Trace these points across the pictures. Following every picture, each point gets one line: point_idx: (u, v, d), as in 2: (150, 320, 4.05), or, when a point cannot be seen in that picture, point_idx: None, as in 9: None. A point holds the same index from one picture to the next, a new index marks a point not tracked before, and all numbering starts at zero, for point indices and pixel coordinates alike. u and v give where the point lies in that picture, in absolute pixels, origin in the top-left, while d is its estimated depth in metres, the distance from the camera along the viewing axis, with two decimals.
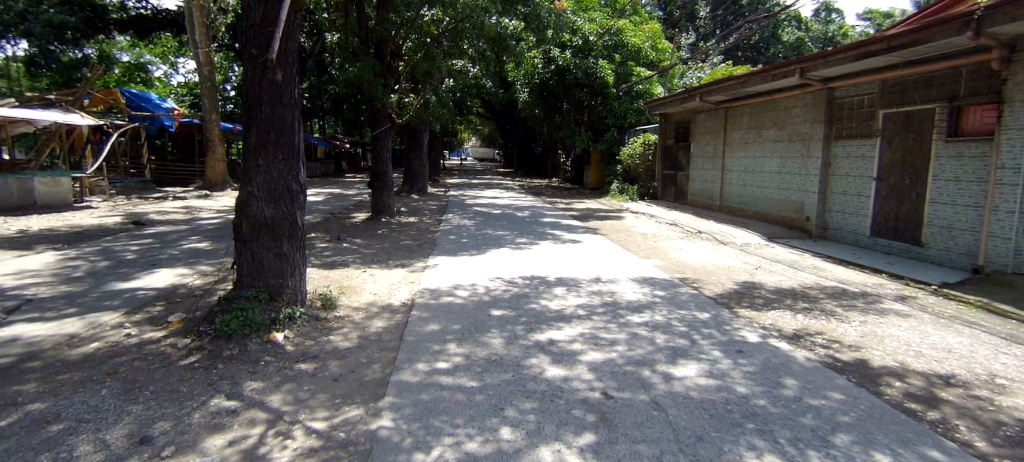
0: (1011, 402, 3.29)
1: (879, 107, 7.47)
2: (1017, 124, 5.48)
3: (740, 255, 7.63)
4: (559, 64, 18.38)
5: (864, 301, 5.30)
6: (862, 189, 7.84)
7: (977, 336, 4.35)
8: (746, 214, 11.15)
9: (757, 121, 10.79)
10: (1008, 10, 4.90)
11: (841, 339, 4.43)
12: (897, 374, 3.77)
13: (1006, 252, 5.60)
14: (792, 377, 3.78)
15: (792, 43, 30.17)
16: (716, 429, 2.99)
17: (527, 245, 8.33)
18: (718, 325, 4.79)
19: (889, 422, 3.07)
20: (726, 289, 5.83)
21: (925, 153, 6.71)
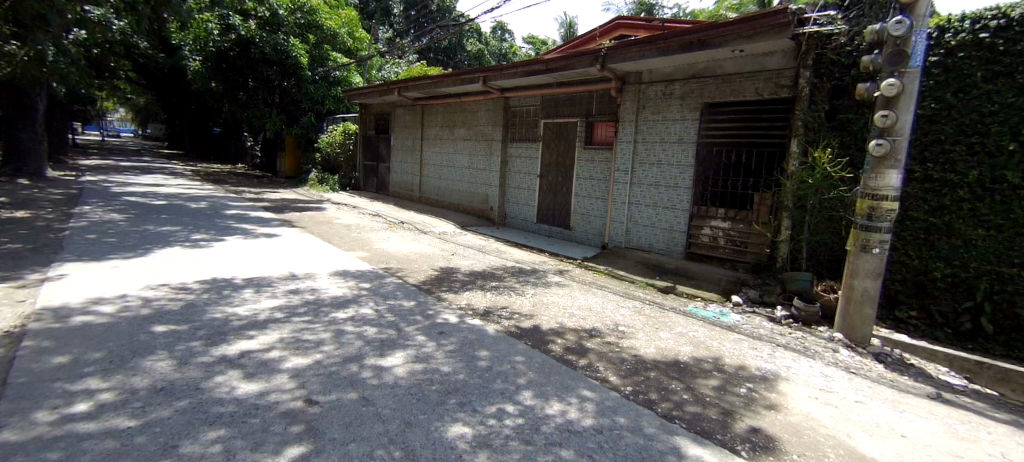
0: (627, 344, 4.61)
1: (541, 118, 9.18)
2: (627, 138, 7.44)
3: (439, 243, 8.29)
4: (241, 34, 16.54)
5: (536, 276, 6.46)
6: (530, 184, 9.54)
7: (606, 295, 5.82)
8: (441, 205, 12.20)
9: (448, 120, 11.90)
10: (620, 52, 6.63)
11: (518, 310, 5.27)
12: (557, 332, 4.78)
13: (621, 232, 7.63)
14: (484, 348, 4.37)
15: (474, 53, 33.68)
16: (422, 412, 3.25)
17: (207, 243, 7.17)
18: (420, 310, 5.08)
19: (556, 376, 3.99)
20: (427, 276, 6.26)
21: (571, 157, 8.57)
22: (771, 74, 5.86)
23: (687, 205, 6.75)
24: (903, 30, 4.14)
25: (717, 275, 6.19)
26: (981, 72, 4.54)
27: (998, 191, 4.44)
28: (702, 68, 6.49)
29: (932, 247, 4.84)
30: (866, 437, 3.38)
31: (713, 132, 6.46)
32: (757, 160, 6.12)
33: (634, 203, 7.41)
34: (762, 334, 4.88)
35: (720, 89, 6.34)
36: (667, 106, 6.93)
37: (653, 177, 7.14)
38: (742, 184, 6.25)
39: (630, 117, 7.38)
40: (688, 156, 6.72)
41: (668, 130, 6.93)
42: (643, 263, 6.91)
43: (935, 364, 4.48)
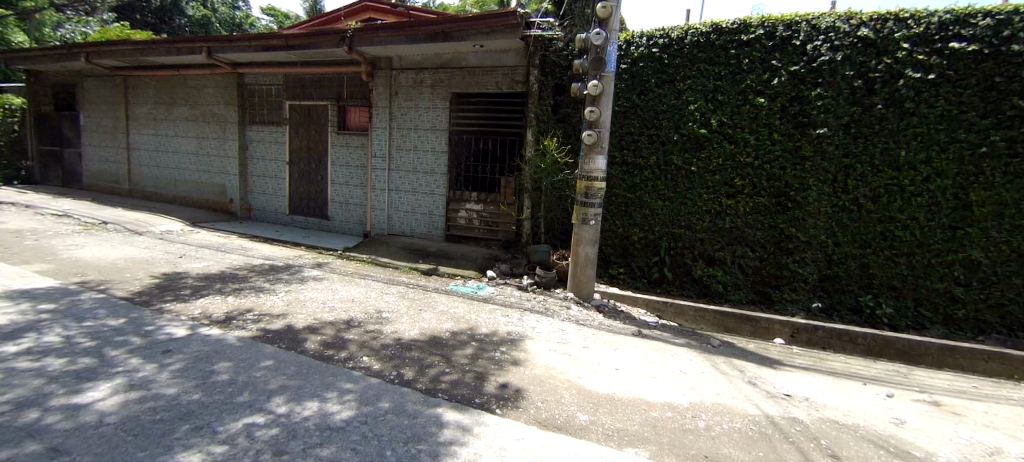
0: (389, 329, 4.72)
1: (285, 98, 8.42)
2: (382, 123, 7.42)
3: (160, 245, 6.99)
4: None
5: (288, 272, 6.06)
6: (277, 172, 8.73)
7: (368, 284, 5.82)
8: (165, 199, 10.23)
9: (163, 96, 9.95)
10: (366, 36, 6.49)
11: (268, 312, 4.91)
12: (314, 329, 4.60)
13: (382, 219, 7.64)
14: (225, 360, 3.88)
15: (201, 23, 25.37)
16: (142, 448, 2.70)
17: None
18: (134, 328, 4.25)
19: (315, 374, 3.81)
20: (143, 286, 5.27)
21: (323, 142, 8.13)
22: (507, 70, 6.56)
23: (444, 190, 7.16)
24: (602, 40, 4.92)
25: (475, 254, 6.73)
26: (654, 79, 5.81)
27: (670, 171, 5.84)
28: (448, 59, 6.85)
29: (630, 216, 6.12)
30: (589, 375, 4.25)
31: (463, 120, 6.94)
32: (501, 147, 6.79)
33: (394, 189, 7.49)
34: (512, 302, 5.51)
35: (465, 81, 6.82)
36: (418, 94, 7.15)
37: (411, 164, 7.32)
38: (489, 170, 6.90)
39: (383, 102, 7.35)
40: (441, 143, 7.07)
41: (421, 117, 7.18)
42: (406, 248, 7.06)
43: (636, 307, 5.71)
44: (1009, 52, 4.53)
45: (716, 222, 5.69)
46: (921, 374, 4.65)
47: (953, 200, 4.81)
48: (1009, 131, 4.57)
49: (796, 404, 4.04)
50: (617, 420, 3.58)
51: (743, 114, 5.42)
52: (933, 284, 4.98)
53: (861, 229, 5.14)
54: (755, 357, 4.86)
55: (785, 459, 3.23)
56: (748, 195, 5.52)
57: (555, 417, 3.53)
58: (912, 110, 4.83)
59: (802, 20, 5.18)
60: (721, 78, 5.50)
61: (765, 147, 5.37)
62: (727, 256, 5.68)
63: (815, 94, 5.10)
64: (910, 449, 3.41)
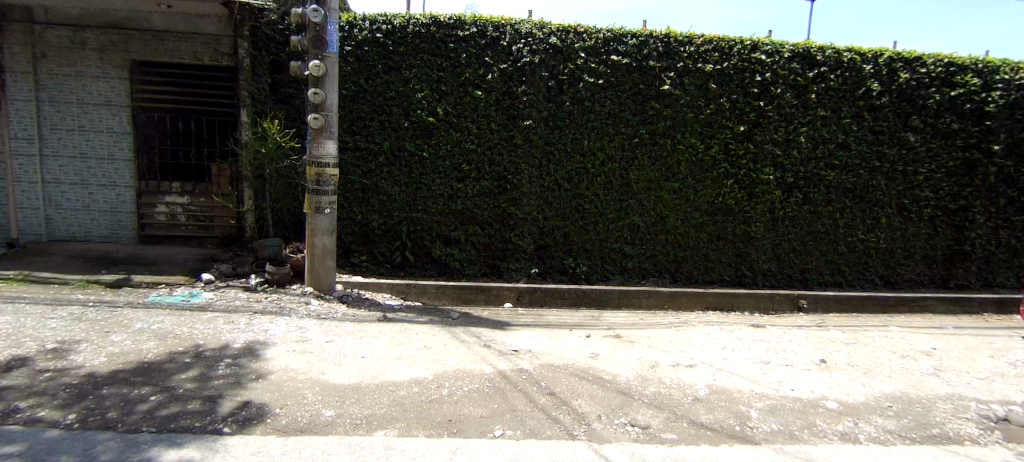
0: (66, 363, 3.66)
1: None
2: (22, 94, 5.60)
3: None
4: None
5: None
6: None
7: (19, 310, 4.36)
8: None
9: None
10: None
11: None
12: None
13: (36, 220, 5.82)
14: None
15: None
16: None
17: None
18: None
19: None
20: None
21: None
22: (208, 38, 5.73)
23: (133, 181, 5.90)
24: (320, 18, 4.66)
25: (182, 256, 5.73)
26: (381, 64, 5.79)
27: (404, 157, 5.98)
28: (123, 17, 5.57)
29: (368, 203, 6.07)
30: (334, 368, 4.13)
31: (152, 95, 5.81)
32: (210, 129, 5.94)
33: (51, 181, 5.79)
34: (238, 306, 4.90)
35: (149, 47, 5.69)
36: (81, 59, 5.65)
37: (76, 147, 5.78)
38: (195, 155, 5.97)
39: (22, 66, 5.55)
40: (122, 122, 5.77)
41: (89, 89, 5.71)
42: (79, 257, 5.51)
43: (380, 293, 5.75)
44: (648, 66, 6.04)
45: (449, 204, 6.12)
46: (607, 315, 5.93)
47: (620, 179, 6.24)
48: (649, 126, 6.14)
49: (522, 357, 4.69)
50: (364, 408, 3.57)
51: (465, 104, 5.90)
52: (611, 244, 6.40)
53: (562, 205, 6.23)
54: (489, 323, 5.46)
55: (515, 406, 3.74)
56: (475, 178, 6.08)
57: (296, 421, 3.31)
58: (590, 108, 6.03)
59: (507, 24, 5.87)
60: (443, 70, 5.84)
61: (485, 136, 5.97)
62: (461, 235, 6.18)
63: (521, 90, 5.90)
64: (602, 374, 4.36)
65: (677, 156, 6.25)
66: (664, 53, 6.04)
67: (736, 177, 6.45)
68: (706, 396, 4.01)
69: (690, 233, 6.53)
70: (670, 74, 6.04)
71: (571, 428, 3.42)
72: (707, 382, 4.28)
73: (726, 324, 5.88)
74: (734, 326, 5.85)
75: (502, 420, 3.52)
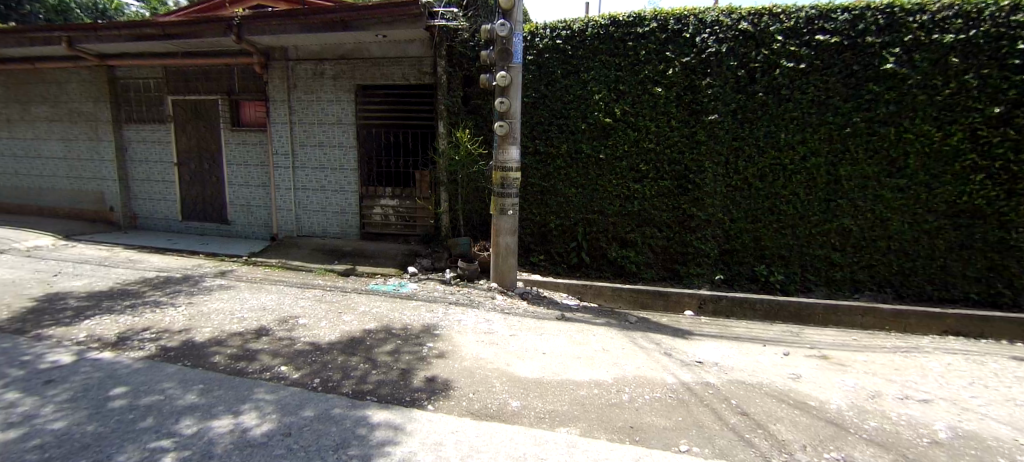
0: (305, 333, 4.60)
1: (167, 93, 7.68)
2: (281, 119, 7.06)
3: (24, 264, 6.15)
4: None
5: (190, 283, 5.60)
6: (164, 174, 7.96)
7: (282, 290, 5.48)
8: (27, 211, 8.96)
9: (17, 93, 8.68)
10: (255, 24, 6.07)
11: (167, 328, 4.53)
12: (221, 341, 4.37)
13: (291, 219, 7.29)
14: (121, 385, 3.65)
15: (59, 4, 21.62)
16: None
17: None
18: (7, 359, 3.84)
19: (227, 387, 3.71)
20: (8, 312, 4.64)
21: (216, 140, 7.54)
22: (412, 60, 6.49)
23: (355, 186, 6.98)
24: (506, 31, 4.96)
25: (394, 250, 6.60)
26: (560, 70, 5.95)
27: (580, 159, 6.06)
28: (349, 49, 6.64)
29: (546, 205, 6.27)
30: (518, 361, 4.30)
31: (370, 113, 6.80)
32: (414, 139, 6.76)
33: (300, 188, 7.18)
34: (436, 296, 5.46)
35: (369, 72, 6.66)
36: (320, 86, 6.88)
37: (316, 160, 7.06)
38: (402, 164, 6.83)
39: (282, 96, 6.99)
40: (348, 137, 6.88)
41: (325, 111, 6.92)
42: (319, 250, 6.75)
43: (558, 293, 5.89)
44: (863, 44, 5.15)
45: (625, 206, 6.01)
46: (809, 331, 5.20)
47: (824, 176, 5.43)
48: (864, 114, 5.23)
49: (708, 370, 4.32)
50: (547, 402, 3.63)
51: (644, 102, 5.75)
52: (812, 251, 5.62)
53: (751, 205, 5.68)
54: (669, 330, 5.17)
55: (701, 422, 3.43)
56: (654, 179, 5.88)
57: (488, 407, 3.52)
58: (787, 97, 5.39)
59: (691, 14, 5.56)
60: (622, 69, 5.77)
61: (665, 134, 5.74)
62: (637, 238, 6.03)
63: (706, 83, 5.54)
64: (806, 399, 3.76)
65: (902, 147, 5.20)
66: (884, 27, 5.08)
67: (986, 170, 5.06)
68: (949, 440, 3.18)
69: (919, 240, 5.37)
70: (895, 50, 5.03)
71: (769, 455, 3.00)
72: (949, 423, 3.40)
73: (975, 354, 4.64)
74: (987, 357, 4.58)
75: (687, 435, 3.25)
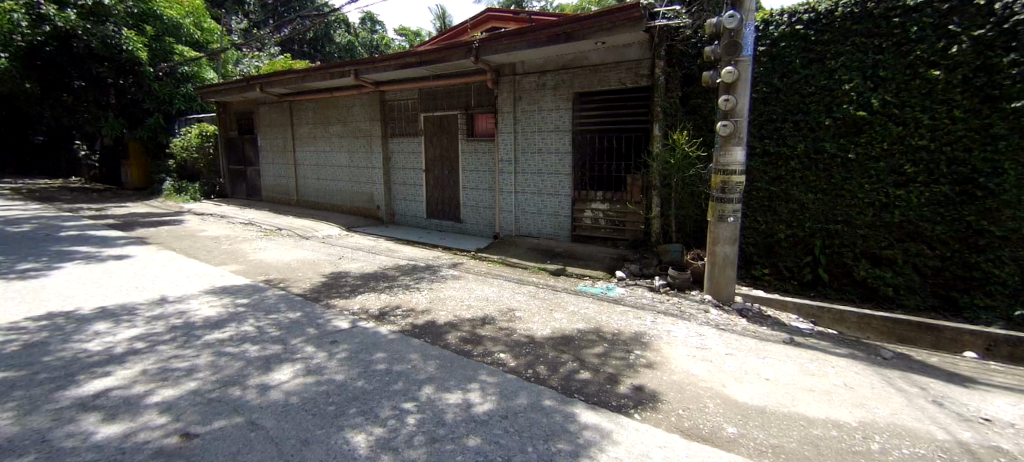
0: (523, 326, 4.93)
1: (420, 111, 9.21)
2: (508, 129, 7.82)
3: (323, 248, 8.10)
4: (54, 25, 14.65)
5: (430, 272, 6.61)
6: (415, 179, 9.59)
7: (503, 285, 6.03)
8: (325, 207, 11.81)
9: (320, 118, 11.43)
10: (491, 44, 6.85)
11: (414, 307, 5.39)
12: (454, 325, 4.98)
13: (511, 220, 8.01)
14: (381, 351, 4.46)
15: (343, 46, 29.95)
16: (320, 426, 3.26)
17: (36, 275, 6.30)
18: (311, 320, 5.02)
19: (454, 364, 4.25)
20: (313, 284, 6.12)
21: (455, 149, 8.76)
22: (631, 64, 6.49)
23: (569, 190, 7.30)
24: (735, 23, 4.64)
25: (603, 254, 6.71)
26: (800, 59, 5.38)
27: (821, 160, 5.36)
28: (570, 59, 6.99)
29: (774, 212, 5.73)
30: (737, 384, 3.84)
31: (587, 120, 7.02)
32: (627, 144, 6.77)
33: (520, 192, 7.83)
34: (645, 304, 5.38)
35: (589, 78, 6.87)
36: (542, 96, 7.38)
37: (534, 165, 7.60)
38: (616, 168, 6.89)
39: (509, 108, 7.73)
40: (565, 143, 7.23)
41: (546, 119, 7.39)
42: (533, 250, 7.29)
43: (786, 313, 5.25)
44: None
45: (881, 217, 5.08)
46: None
47: None
48: None
49: (999, 431, 3.18)
50: (771, 435, 3.13)
51: (913, 89, 4.79)
52: None
53: None
54: (940, 375, 4.05)
55: None
56: (925, 183, 4.83)
57: (699, 427, 3.22)
58: None
59: None
60: (882, 51, 4.93)
61: (944, 127, 4.66)
62: (897, 255, 5.03)
63: (1010, 61, 4.33)
64: None
65: None
66: None
67: None
68: None
69: None
70: None
71: None
72: None
73: None
74: None
75: None
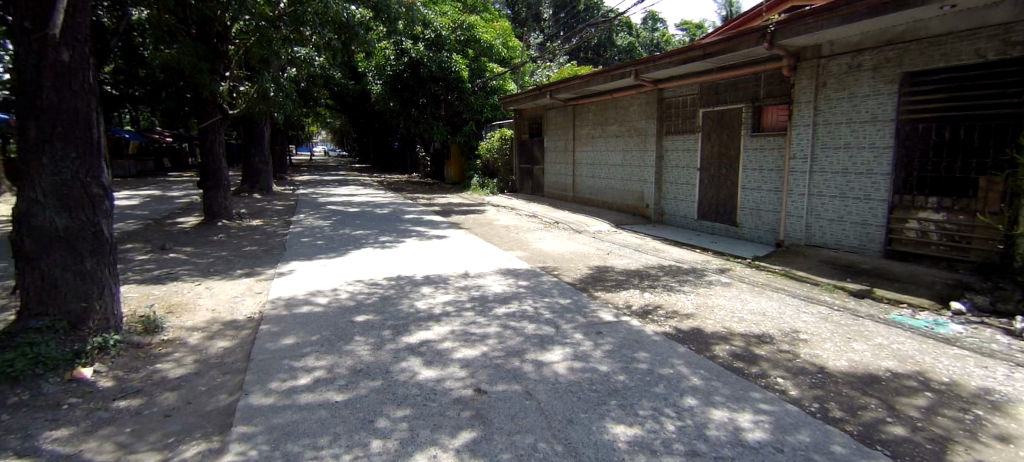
0: (808, 352, 4.27)
1: (701, 107, 9.68)
2: (805, 121, 7.51)
3: (593, 243, 9.00)
4: (413, 57, 19.90)
5: (696, 275, 6.68)
6: (690, 178, 10.12)
7: (784, 300, 5.63)
8: (597, 203, 13.45)
9: (601, 117, 13.06)
10: (791, 26, 6.71)
11: (679, 310, 5.34)
12: (724, 338, 4.66)
13: (801, 226, 7.70)
14: (644, 351, 4.43)
15: (626, 47, 35.45)
16: (584, 410, 3.37)
17: (392, 244, 8.66)
18: (580, 308, 5.42)
19: (725, 379, 3.88)
20: (582, 275, 6.68)
21: (737, 146, 8.88)
22: (997, 29, 5.33)
23: (886, 194, 6.53)
24: None
25: (930, 278, 5.69)
26: None
27: None
28: (900, 32, 6.19)
29: None
30: None
31: (921, 107, 6.08)
32: (982, 136, 5.56)
33: (816, 194, 7.44)
34: (996, 351, 4.13)
35: (926, 54, 5.96)
36: (854, 81, 6.81)
37: (838, 163, 7.08)
38: (960, 167, 5.77)
39: (808, 97, 7.42)
40: (883, 136, 6.50)
41: (856, 108, 6.81)
42: (825, 264, 6.80)
43: None
44: None
45: None
46: None
47: None
48: None
49: None
50: None
51: None
52: None
53: None
54: None
55: None
56: None
57: None
58: None
59: None
60: None
61: None
62: None
63: None
64: None
65: None
66: None
67: None
68: None
69: None
70: None
71: None
72: None
73: None
74: None
75: None
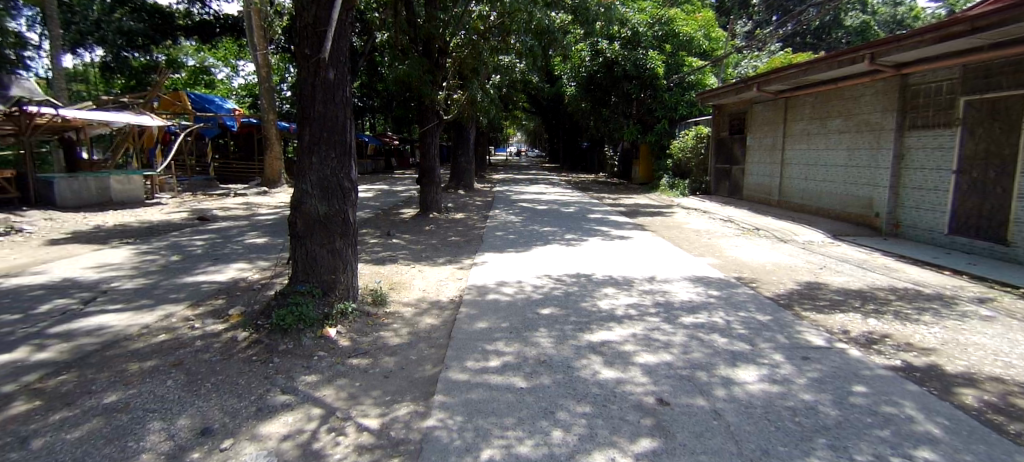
0: None
1: (960, 95, 7.87)
2: None
3: (801, 255, 8.04)
4: (607, 56, 20.21)
5: (943, 303, 5.48)
6: (938, 183, 8.30)
7: None
8: (812, 209, 12.02)
9: (822, 109, 11.64)
10: None
11: (915, 344, 4.43)
12: (983, 383, 3.68)
13: None
14: (863, 384, 3.72)
15: (856, 27, 30.40)
16: (784, 444, 2.87)
17: (577, 242, 8.94)
18: (781, 327, 4.88)
19: (977, 439, 2.88)
20: (785, 292, 6.01)
21: (1015, 143, 7.00)
22: None
23: None
24: None
25: None
26: None
27: None
28: None
29: None
30: None
31: None
32: None
33: None
34: None
35: None
36: None
37: None
38: None
39: None
40: None
41: None
42: None
43: None
44: None
45: None
46: None
47: None
48: None
49: None
50: None
51: None
52: None
53: None
54: None
55: None
56: None
57: None
58: None
59: None
60: None
61: None
62: None
63: None
64: None
65: None
66: None
67: None
68: None
69: None
70: None
71: None
72: None
73: None
74: None
75: None
